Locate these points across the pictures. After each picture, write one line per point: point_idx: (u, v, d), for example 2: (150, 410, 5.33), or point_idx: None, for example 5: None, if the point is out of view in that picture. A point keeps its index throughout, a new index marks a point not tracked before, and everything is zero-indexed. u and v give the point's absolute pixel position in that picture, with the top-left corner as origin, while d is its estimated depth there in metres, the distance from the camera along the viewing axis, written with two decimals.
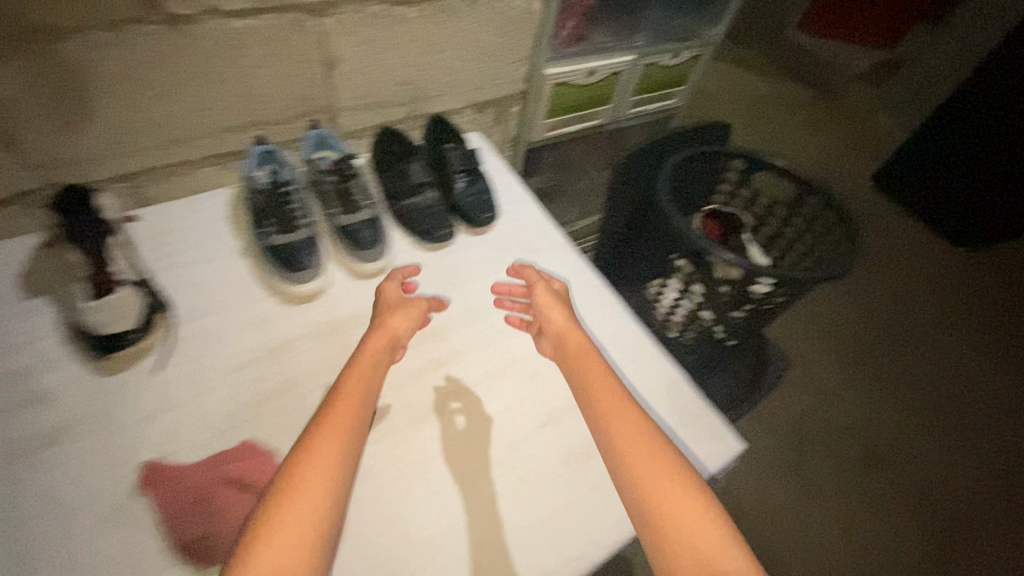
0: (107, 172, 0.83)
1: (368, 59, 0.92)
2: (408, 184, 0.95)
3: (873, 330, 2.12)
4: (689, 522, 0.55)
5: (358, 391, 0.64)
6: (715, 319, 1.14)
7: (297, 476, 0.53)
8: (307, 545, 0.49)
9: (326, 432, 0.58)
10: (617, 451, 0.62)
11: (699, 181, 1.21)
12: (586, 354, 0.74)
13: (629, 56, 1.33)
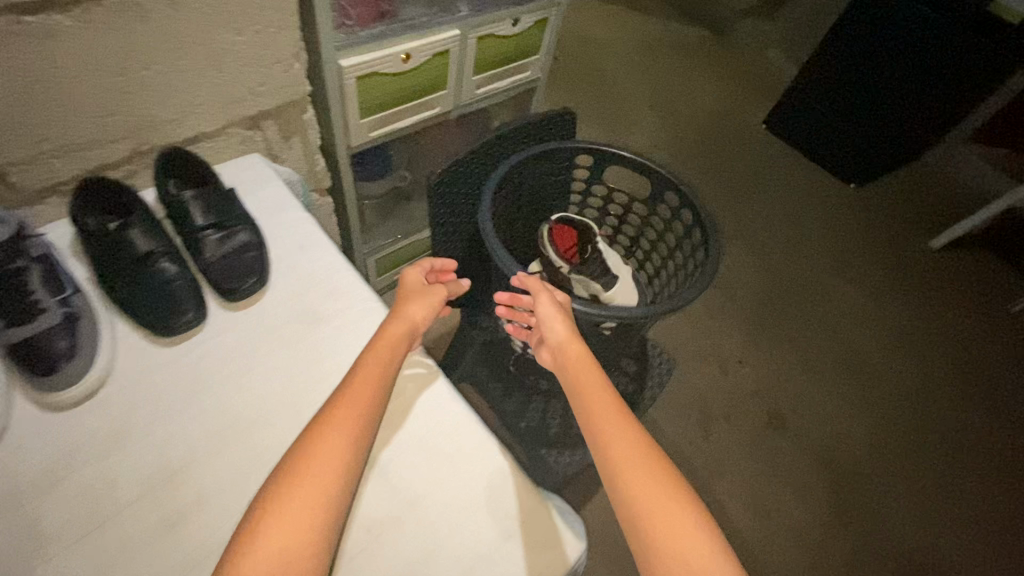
0: None
1: (24, 95, 0.64)
2: (125, 259, 0.70)
3: (774, 288, 2.08)
4: (673, 532, 0.59)
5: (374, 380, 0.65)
6: None
7: (303, 473, 0.56)
8: (315, 547, 0.53)
9: (342, 422, 0.60)
10: (611, 446, 0.66)
11: (545, 184, 1.03)
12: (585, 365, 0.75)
13: (450, 33, 1.09)
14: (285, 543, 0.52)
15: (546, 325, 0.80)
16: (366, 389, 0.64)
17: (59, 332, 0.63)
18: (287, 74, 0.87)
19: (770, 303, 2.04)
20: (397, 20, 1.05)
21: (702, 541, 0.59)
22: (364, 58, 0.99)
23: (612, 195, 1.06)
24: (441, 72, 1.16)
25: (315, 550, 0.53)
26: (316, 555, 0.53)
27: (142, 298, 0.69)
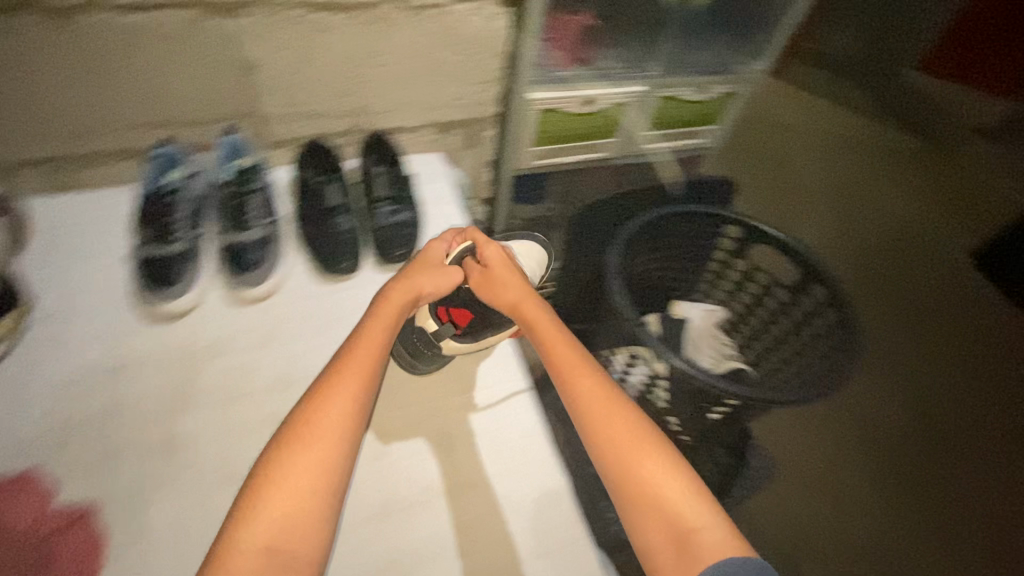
0: (13, 157, 0.80)
1: (293, 68, 0.83)
2: (321, 207, 0.87)
3: (949, 391, 1.34)
4: (664, 493, 0.58)
5: (377, 339, 0.65)
6: (667, 405, 0.94)
7: (309, 434, 0.56)
8: (314, 494, 0.53)
9: (339, 384, 0.59)
10: (596, 419, 0.63)
11: (684, 244, 1.03)
12: (548, 329, 0.72)
13: (638, 87, 1.15)
14: (287, 498, 0.52)
15: (494, 294, 0.77)
16: (365, 349, 0.63)
17: (256, 246, 0.79)
18: (484, 93, 1.01)
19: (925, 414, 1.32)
20: (591, 65, 1.10)
21: (691, 495, 0.59)
22: (547, 94, 1.08)
23: (745, 281, 1.05)
24: (617, 120, 1.22)
25: (316, 499, 0.53)
26: (319, 501, 0.53)
27: (320, 237, 0.85)
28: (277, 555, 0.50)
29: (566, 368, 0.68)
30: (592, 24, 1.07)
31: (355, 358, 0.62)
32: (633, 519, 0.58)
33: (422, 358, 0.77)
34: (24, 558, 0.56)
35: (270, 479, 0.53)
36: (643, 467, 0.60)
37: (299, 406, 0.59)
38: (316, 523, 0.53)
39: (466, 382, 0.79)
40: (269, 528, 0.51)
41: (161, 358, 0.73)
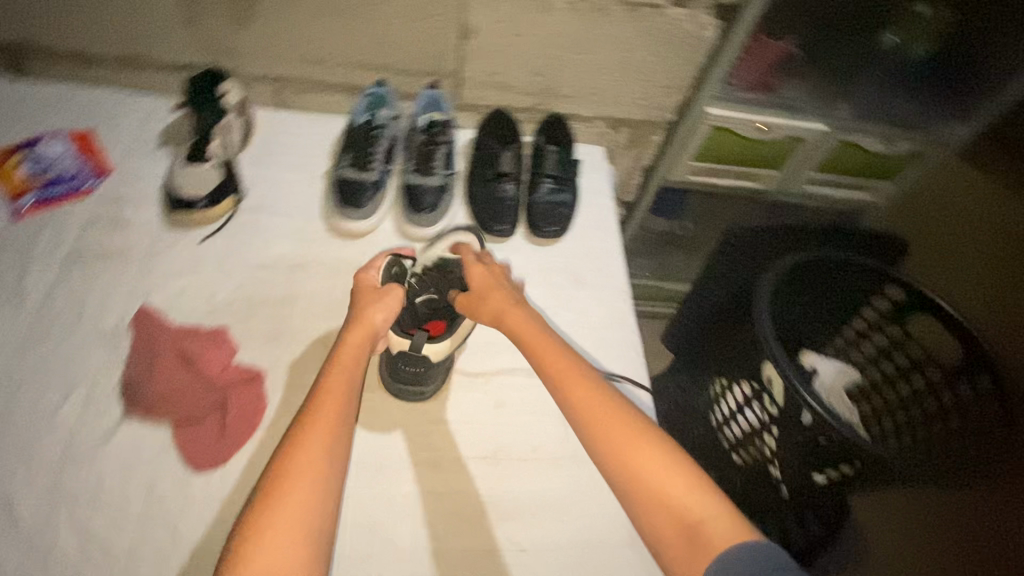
0: (259, 70, 0.93)
1: (504, 40, 0.89)
2: (493, 170, 0.91)
3: None
4: (666, 485, 0.53)
5: (345, 391, 0.58)
6: (774, 452, 0.88)
7: (282, 487, 0.50)
8: (302, 543, 0.48)
9: (309, 432, 0.53)
10: (591, 421, 0.58)
11: (833, 293, 0.98)
12: (532, 332, 0.66)
13: (819, 125, 1.09)
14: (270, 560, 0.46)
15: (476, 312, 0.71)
16: (336, 393, 0.57)
17: (432, 191, 0.87)
18: (665, 97, 1.01)
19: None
20: (776, 94, 1.06)
21: (698, 488, 0.53)
22: (726, 113, 1.05)
23: (891, 350, 0.96)
24: (788, 153, 1.17)
25: (304, 553, 0.47)
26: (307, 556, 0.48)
27: (485, 198, 0.90)
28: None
29: (556, 377, 0.62)
30: (792, 52, 1.06)
31: (322, 412, 0.55)
32: (646, 524, 0.53)
33: (419, 383, 0.73)
34: (201, 397, 0.66)
35: (239, 552, 0.47)
36: (645, 468, 0.54)
37: (266, 471, 0.52)
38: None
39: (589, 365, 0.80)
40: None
41: (332, 267, 0.82)
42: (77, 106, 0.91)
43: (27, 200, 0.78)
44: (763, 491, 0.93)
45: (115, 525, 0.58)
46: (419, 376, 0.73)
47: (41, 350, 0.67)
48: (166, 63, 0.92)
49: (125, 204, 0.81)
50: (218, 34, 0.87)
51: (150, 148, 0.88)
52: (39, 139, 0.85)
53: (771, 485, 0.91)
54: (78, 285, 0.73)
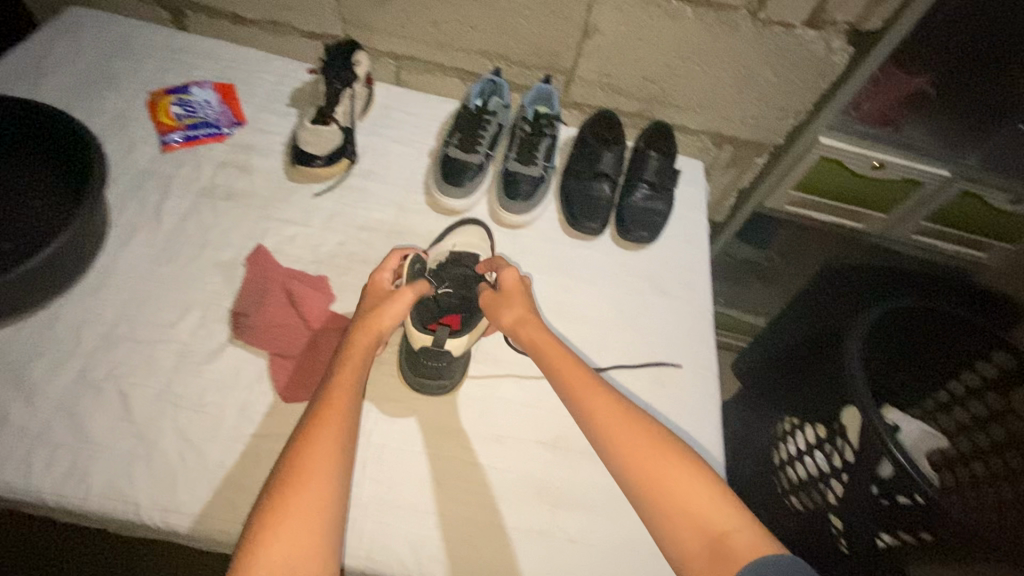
0: (386, 45, 0.99)
1: (625, 43, 0.90)
2: (591, 169, 0.93)
3: None
4: (684, 494, 0.54)
5: (351, 388, 0.59)
6: (835, 504, 0.81)
7: (298, 481, 0.51)
8: (317, 537, 0.49)
9: (321, 427, 0.55)
10: (606, 431, 0.60)
11: (932, 348, 0.91)
12: (548, 346, 0.68)
13: (940, 171, 1.01)
14: (285, 552, 0.47)
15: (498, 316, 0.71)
16: (343, 392, 0.59)
17: (530, 181, 0.89)
18: (778, 120, 0.99)
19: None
20: (899, 133, 1.00)
21: (722, 503, 0.53)
22: (838, 145, 1.01)
23: (988, 421, 0.87)
24: (899, 195, 1.11)
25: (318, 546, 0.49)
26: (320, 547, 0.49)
27: (578, 195, 0.91)
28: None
29: (575, 390, 0.63)
30: (923, 90, 0.98)
31: (332, 410, 0.57)
32: (669, 539, 0.53)
33: (440, 377, 0.72)
34: (298, 334, 0.71)
35: (261, 535, 0.48)
36: (669, 480, 0.55)
37: (278, 463, 0.54)
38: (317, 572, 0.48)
39: (660, 376, 0.80)
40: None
41: (428, 238, 0.86)
42: (224, 60, 1.00)
43: (174, 136, 0.87)
44: (821, 545, 0.84)
45: (213, 435, 0.64)
46: (441, 370, 0.72)
47: (170, 269, 0.75)
48: (306, 30, 0.99)
49: (254, 153, 0.89)
50: (358, 9, 0.94)
51: (281, 105, 0.96)
52: (191, 85, 0.94)
53: (827, 542, 0.83)
54: (206, 218, 0.81)
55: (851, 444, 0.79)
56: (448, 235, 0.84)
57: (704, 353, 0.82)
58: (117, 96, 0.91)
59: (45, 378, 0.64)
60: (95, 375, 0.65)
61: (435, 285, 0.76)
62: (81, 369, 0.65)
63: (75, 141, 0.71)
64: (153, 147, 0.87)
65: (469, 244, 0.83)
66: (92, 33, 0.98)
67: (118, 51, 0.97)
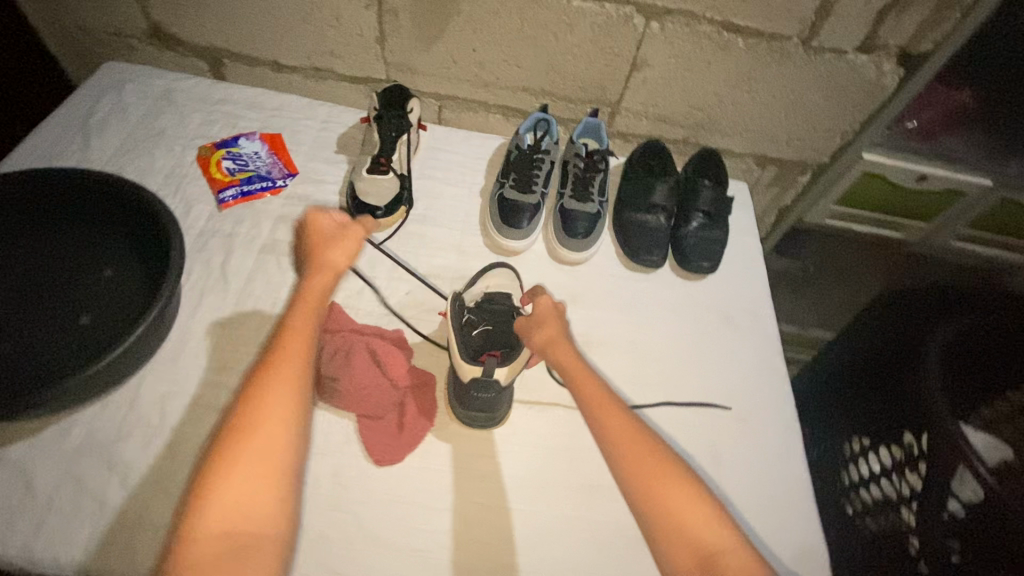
0: (429, 87, 0.99)
1: (673, 74, 0.90)
2: (646, 200, 0.92)
3: None
4: (681, 510, 0.55)
5: (305, 331, 0.62)
6: (912, 524, 0.81)
7: (257, 428, 0.53)
8: (275, 483, 0.52)
9: (280, 376, 0.57)
10: (617, 445, 0.60)
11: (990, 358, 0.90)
12: (576, 368, 0.67)
13: (985, 180, 1.01)
14: (239, 493, 0.50)
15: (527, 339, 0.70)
16: (298, 342, 0.60)
17: (587, 217, 0.88)
18: (824, 140, 1.00)
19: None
20: (941, 146, 1.00)
21: (715, 522, 0.55)
22: (884, 159, 1.01)
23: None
24: (940, 205, 1.10)
25: (276, 491, 0.52)
26: (275, 489, 0.52)
27: (635, 228, 0.91)
28: (237, 536, 0.48)
29: (592, 405, 0.63)
30: (965, 103, 0.96)
31: (285, 353, 0.59)
32: (663, 549, 0.54)
33: (489, 408, 0.69)
34: (382, 393, 0.70)
35: (214, 469, 0.51)
36: (671, 496, 0.56)
37: (238, 398, 0.57)
38: (266, 504, 0.51)
39: (743, 412, 0.80)
40: (222, 515, 0.49)
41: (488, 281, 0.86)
42: (266, 109, 0.99)
43: (229, 193, 0.87)
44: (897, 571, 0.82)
45: (313, 504, 0.64)
46: (491, 403, 0.69)
47: (243, 331, 0.75)
48: (348, 74, 0.98)
49: (309, 205, 0.89)
50: (402, 52, 0.93)
51: (329, 153, 0.96)
52: (238, 138, 0.93)
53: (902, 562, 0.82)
54: (272, 277, 0.80)
55: (918, 470, 0.81)
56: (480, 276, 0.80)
57: (780, 382, 0.83)
58: (166, 154, 0.91)
59: (137, 457, 0.63)
60: (186, 450, 0.65)
61: (473, 320, 0.74)
62: (169, 444, 0.65)
63: (150, 213, 0.73)
64: (210, 205, 0.86)
65: (502, 286, 0.79)
66: (132, 89, 0.97)
67: (161, 106, 0.96)
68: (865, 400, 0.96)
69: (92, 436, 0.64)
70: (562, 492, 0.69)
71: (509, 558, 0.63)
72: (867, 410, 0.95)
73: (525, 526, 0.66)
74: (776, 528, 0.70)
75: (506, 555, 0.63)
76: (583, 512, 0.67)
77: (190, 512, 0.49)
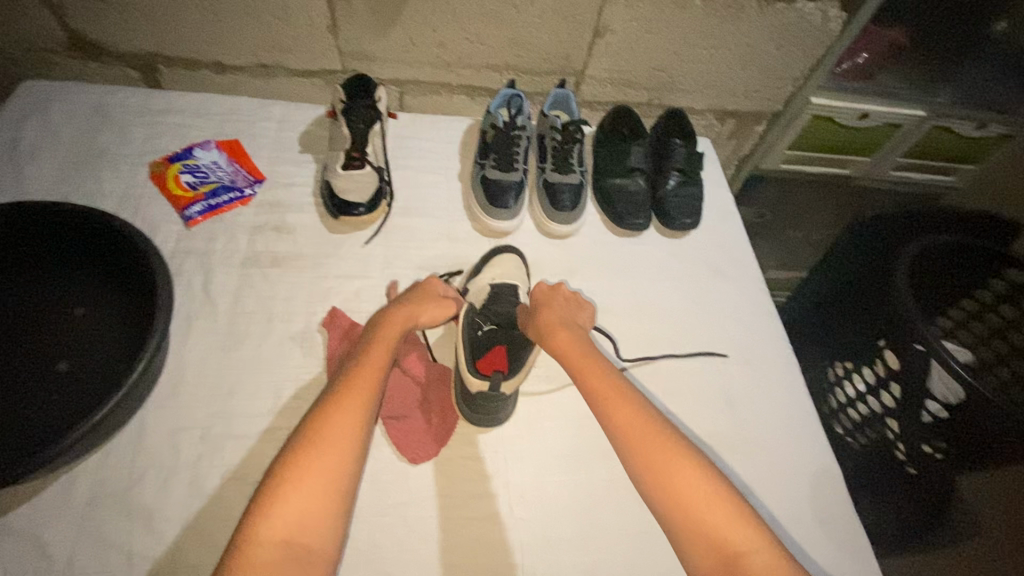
0: (389, 74, 0.95)
1: (635, 37, 0.91)
2: (624, 165, 0.93)
3: None
4: (701, 504, 0.53)
5: (380, 363, 0.61)
6: (898, 434, 0.88)
7: (323, 440, 0.53)
8: (334, 500, 0.51)
9: (351, 393, 0.57)
10: (630, 436, 0.59)
11: (945, 277, 0.97)
12: (580, 355, 0.67)
13: (919, 111, 1.08)
14: (300, 507, 0.49)
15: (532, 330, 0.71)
16: (372, 367, 0.60)
17: (570, 188, 0.88)
18: (778, 89, 1.04)
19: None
20: (880, 84, 1.06)
21: (735, 518, 0.52)
22: (830, 102, 1.05)
23: (1004, 330, 0.94)
24: (882, 140, 1.16)
25: (333, 509, 0.51)
26: (333, 506, 0.51)
27: (617, 194, 0.93)
28: (297, 552, 0.47)
29: (601, 397, 0.63)
30: (897, 41, 1.04)
31: (361, 377, 0.59)
32: (684, 547, 0.53)
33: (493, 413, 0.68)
34: (405, 393, 0.71)
35: (284, 478, 0.50)
36: (686, 494, 0.54)
37: (310, 411, 0.56)
38: (326, 528, 0.50)
39: (746, 354, 0.84)
40: (284, 528, 0.48)
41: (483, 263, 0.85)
42: (215, 115, 0.93)
43: (195, 209, 0.81)
44: (885, 472, 0.92)
45: (354, 514, 0.62)
46: (495, 407, 0.67)
47: (243, 352, 0.71)
48: (300, 68, 0.93)
49: (284, 210, 0.84)
50: (357, 40, 0.88)
51: (294, 153, 0.91)
52: (192, 149, 0.87)
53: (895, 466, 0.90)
54: (262, 291, 0.76)
55: (893, 390, 0.88)
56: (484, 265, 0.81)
57: (772, 321, 0.88)
58: (115, 177, 0.83)
59: (155, 499, 0.60)
60: (208, 483, 0.61)
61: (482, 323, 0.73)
62: (189, 479, 0.61)
63: (125, 244, 0.68)
64: (176, 225, 0.80)
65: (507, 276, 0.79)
66: (59, 110, 0.88)
67: (97, 124, 0.88)
68: (842, 328, 1.03)
69: (101, 486, 0.60)
70: (597, 457, 0.70)
71: (558, 529, 0.65)
72: (844, 337, 1.01)
73: (567, 496, 0.67)
74: (791, 455, 0.75)
75: (553, 526, 0.65)
76: (618, 474, 0.69)
77: (255, 520, 0.47)
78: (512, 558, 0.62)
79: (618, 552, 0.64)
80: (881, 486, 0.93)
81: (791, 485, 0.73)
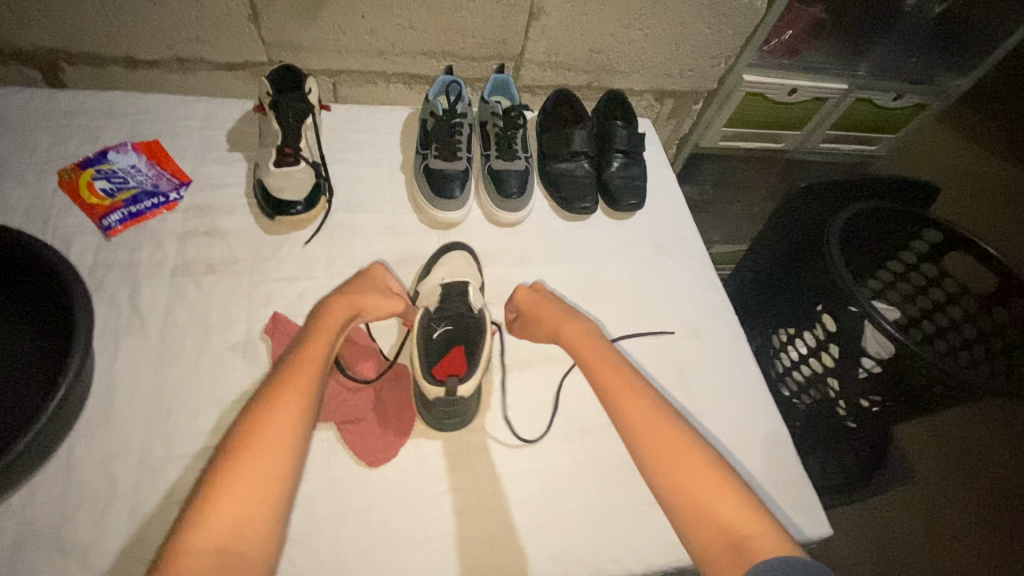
0: (319, 64, 0.90)
1: (570, 19, 0.90)
2: (567, 149, 0.93)
3: None
4: (704, 489, 0.53)
5: (321, 354, 0.59)
6: (838, 392, 0.93)
7: (257, 440, 0.50)
8: (268, 501, 0.48)
9: (286, 390, 0.54)
10: (631, 426, 0.60)
11: (876, 240, 1.03)
12: (582, 348, 0.68)
13: (843, 85, 1.12)
14: (232, 512, 0.46)
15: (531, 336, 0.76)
16: (311, 363, 0.58)
17: (515, 175, 0.87)
18: (711, 67, 1.06)
19: (1009, 413, 1.24)
20: (805, 60, 1.09)
21: (741, 505, 0.52)
22: (761, 79, 1.08)
23: (927, 287, 1.00)
24: (811, 114, 1.20)
25: (269, 512, 0.48)
26: (270, 507, 0.48)
27: (563, 179, 0.92)
28: (232, 557, 0.44)
29: (606, 393, 0.63)
30: (820, 18, 1.10)
31: (296, 374, 0.56)
32: (694, 535, 0.52)
33: (456, 413, 0.66)
34: (361, 395, 0.70)
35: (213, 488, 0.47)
36: (700, 486, 0.54)
37: (242, 416, 0.53)
38: (262, 528, 0.47)
39: (694, 328, 0.87)
40: (214, 536, 0.45)
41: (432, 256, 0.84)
42: (130, 114, 0.86)
43: (114, 218, 0.75)
44: (829, 428, 0.97)
45: (315, 524, 0.60)
46: (457, 409, 0.65)
47: (179, 367, 0.67)
48: (222, 61, 0.87)
49: (215, 213, 0.79)
50: (282, 30, 0.84)
51: (222, 152, 0.85)
52: (106, 152, 0.80)
53: (837, 420, 0.95)
54: (197, 300, 0.72)
55: (833, 349, 0.94)
56: (435, 265, 0.79)
57: (715, 293, 0.91)
58: (18, 187, 0.76)
59: (91, 534, 0.56)
60: (151, 510, 0.58)
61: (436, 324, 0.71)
62: (131, 507, 0.57)
63: (35, 259, 0.62)
64: (94, 236, 0.74)
65: (458, 273, 0.78)
66: None
67: None
68: (782, 294, 1.07)
69: (27, 527, 0.55)
70: (559, 442, 0.71)
71: (527, 517, 0.65)
72: (784, 302, 1.06)
73: (531, 483, 0.67)
74: (742, 422, 0.78)
75: (520, 514, 0.65)
76: (581, 456, 0.70)
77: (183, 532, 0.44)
78: (481, 551, 0.62)
79: (585, 532, 0.65)
80: (825, 443, 0.99)
81: (747, 452, 0.76)
